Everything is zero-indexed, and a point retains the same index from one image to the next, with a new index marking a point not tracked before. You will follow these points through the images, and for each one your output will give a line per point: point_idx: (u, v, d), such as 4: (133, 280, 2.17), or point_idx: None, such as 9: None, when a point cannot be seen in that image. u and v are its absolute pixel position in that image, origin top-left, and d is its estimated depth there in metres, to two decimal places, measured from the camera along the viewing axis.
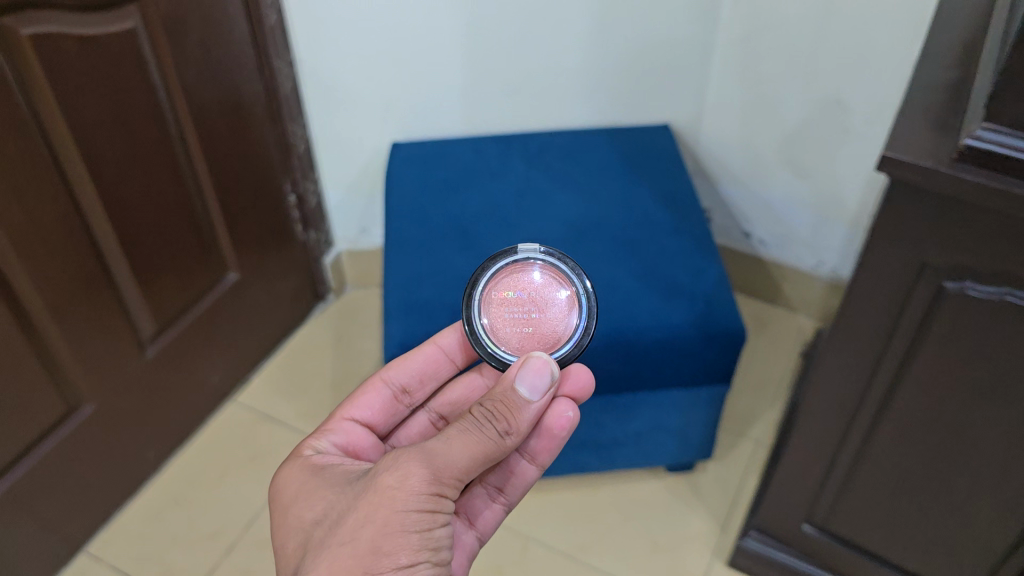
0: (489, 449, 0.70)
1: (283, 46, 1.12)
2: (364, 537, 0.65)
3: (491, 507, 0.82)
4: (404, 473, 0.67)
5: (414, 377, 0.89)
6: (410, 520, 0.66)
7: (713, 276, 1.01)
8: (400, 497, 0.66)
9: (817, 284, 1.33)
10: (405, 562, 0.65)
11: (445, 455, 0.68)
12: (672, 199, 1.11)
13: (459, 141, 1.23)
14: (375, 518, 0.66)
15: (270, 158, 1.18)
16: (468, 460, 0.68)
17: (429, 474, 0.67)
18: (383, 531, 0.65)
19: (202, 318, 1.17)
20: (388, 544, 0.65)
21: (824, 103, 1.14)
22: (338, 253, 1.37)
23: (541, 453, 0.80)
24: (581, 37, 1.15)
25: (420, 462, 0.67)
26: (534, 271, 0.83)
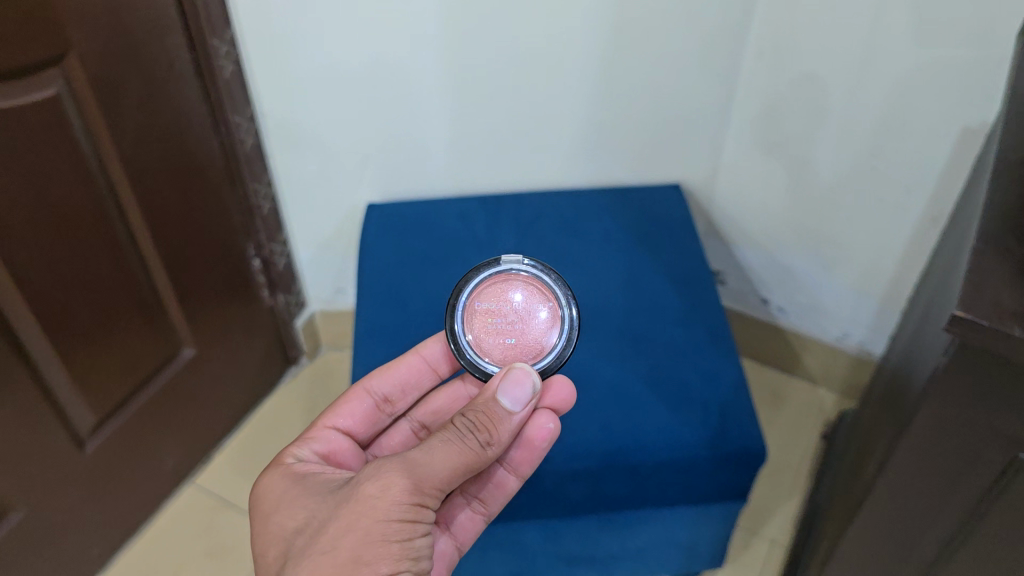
0: (470, 461, 0.64)
1: (244, 99, 0.99)
2: (345, 546, 0.59)
3: (471, 518, 0.76)
4: (385, 481, 0.61)
5: (396, 387, 0.80)
6: (391, 530, 0.60)
7: (728, 380, 0.87)
8: (381, 505, 0.60)
9: (840, 358, 1.19)
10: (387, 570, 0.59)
11: (426, 465, 0.62)
12: (682, 280, 0.98)
13: (445, 203, 1.09)
14: (354, 527, 0.60)
15: (229, 221, 1.04)
16: (450, 471, 0.63)
17: (410, 484, 0.61)
18: (363, 541, 0.59)
19: (152, 401, 1.04)
20: (369, 553, 0.59)
21: (858, 168, 1.00)
22: (311, 314, 1.25)
23: (523, 465, 0.74)
24: (582, 89, 1.01)
25: (400, 470, 0.62)
26: (517, 282, 0.78)
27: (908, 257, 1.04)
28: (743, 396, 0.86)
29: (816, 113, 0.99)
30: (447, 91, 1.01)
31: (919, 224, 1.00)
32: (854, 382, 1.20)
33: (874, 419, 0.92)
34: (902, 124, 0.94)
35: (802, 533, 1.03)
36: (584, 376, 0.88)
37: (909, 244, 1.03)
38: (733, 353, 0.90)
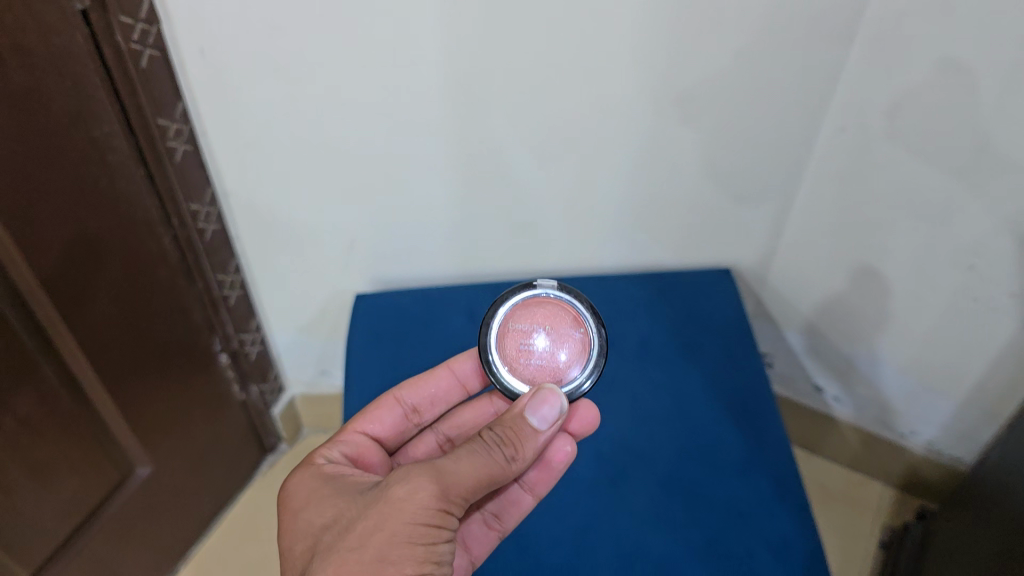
0: (500, 474, 0.56)
1: (200, 179, 0.80)
2: (370, 546, 0.51)
3: (483, 532, 0.68)
4: (413, 483, 0.53)
5: (427, 398, 0.72)
6: (417, 533, 0.52)
7: (804, 556, 0.71)
8: (408, 506, 0.52)
9: (903, 457, 1.04)
10: (409, 574, 0.51)
11: (455, 470, 0.54)
12: (738, 409, 0.81)
13: (452, 294, 0.91)
14: (379, 528, 0.52)
15: (189, 319, 0.87)
16: (480, 480, 0.55)
17: (440, 490, 0.53)
18: (387, 541, 0.51)
19: (99, 535, 0.87)
20: (394, 553, 0.51)
21: (952, 267, 0.81)
22: (291, 399, 1.10)
23: (540, 485, 0.69)
24: (617, 165, 0.83)
25: (427, 473, 0.54)
26: (549, 308, 0.70)
27: (997, 374, 0.86)
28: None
29: (902, 206, 0.81)
30: (451, 170, 0.82)
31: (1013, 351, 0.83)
32: (918, 482, 1.05)
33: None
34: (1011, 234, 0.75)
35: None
36: (625, 546, 0.72)
37: (994, 361, 0.85)
38: (807, 512, 0.74)
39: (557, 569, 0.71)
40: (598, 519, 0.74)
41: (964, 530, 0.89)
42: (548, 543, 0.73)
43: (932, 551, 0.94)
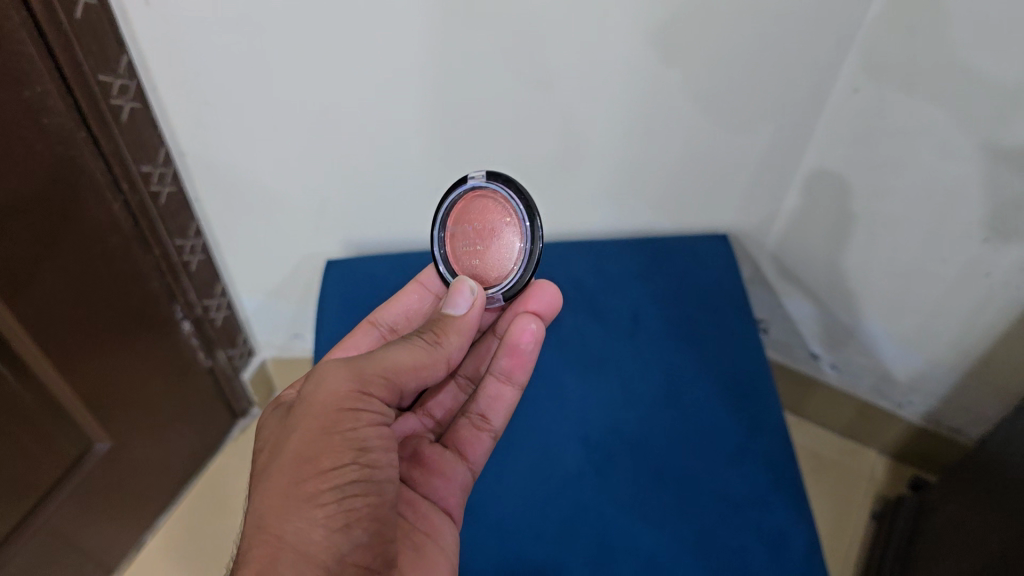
0: (422, 359, 0.54)
1: (153, 138, 0.73)
2: (288, 449, 0.48)
3: (475, 436, 0.64)
4: (322, 376, 0.50)
5: (402, 316, 0.70)
6: (329, 422, 0.48)
7: (799, 549, 0.67)
8: (319, 398, 0.49)
9: (899, 426, 1.02)
10: (330, 466, 0.47)
11: (367, 357, 0.52)
12: (731, 389, 0.77)
13: (431, 263, 0.86)
14: (296, 429, 0.49)
15: (148, 288, 0.81)
16: (401, 364, 0.53)
17: (351, 374, 0.50)
18: (303, 439, 0.48)
19: (61, 513, 0.82)
20: (311, 448, 0.48)
21: (961, 243, 0.75)
22: (262, 363, 1.06)
23: (514, 371, 0.65)
24: (612, 129, 0.76)
25: (338, 362, 0.51)
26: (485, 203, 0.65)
27: (1001, 355, 0.82)
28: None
29: (912, 179, 0.74)
30: (429, 132, 0.75)
31: (1015, 332, 0.78)
32: (914, 452, 1.04)
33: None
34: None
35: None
36: (611, 537, 0.68)
37: (1000, 341, 0.81)
38: (803, 502, 0.70)
39: (539, 563, 0.67)
40: (584, 510, 0.70)
41: (954, 506, 0.87)
42: (529, 535, 0.68)
43: (924, 524, 0.93)
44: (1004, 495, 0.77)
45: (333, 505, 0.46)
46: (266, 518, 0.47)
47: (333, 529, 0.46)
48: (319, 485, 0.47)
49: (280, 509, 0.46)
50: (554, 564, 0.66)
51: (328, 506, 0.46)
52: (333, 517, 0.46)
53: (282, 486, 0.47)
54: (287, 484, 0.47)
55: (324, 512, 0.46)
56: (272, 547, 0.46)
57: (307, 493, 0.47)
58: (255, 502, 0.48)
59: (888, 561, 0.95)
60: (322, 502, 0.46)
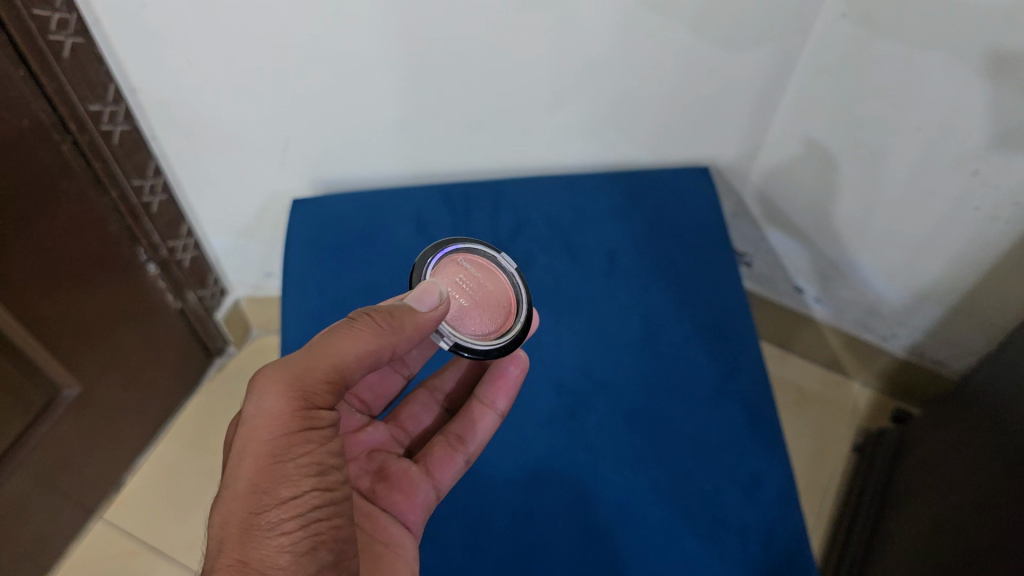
0: (366, 351, 0.48)
1: (100, 76, 0.69)
2: (240, 478, 0.45)
3: (444, 453, 0.62)
4: (262, 395, 0.46)
5: None
6: (282, 448, 0.45)
7: (774, 491, 0.66)
8: (267, 422, 0.45)
9: (885, 357, 1.01)
10: (288, 495, 0.44)
11: (305, 361, 0.47)
12: (709, 327, 0.75)
13: (401, 200, 0.83)
14: (242, 456, 0.45)
15: (106, 231, 0.80)
16: (346, 363, 0.48)
17: (296, 393, 0.46)
18: (255, 469, 0.45)
19: (36, 459, 0.82)
20: (267, 481, 0.44)
21: (951, 173, 0.72)
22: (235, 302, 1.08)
23: (500, 397, 0.64)
24: (587, 60, 0.73)
25: (275, 373, 0.46)
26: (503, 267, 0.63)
27: (985, 288, 0.80)
28: (797, 521, 0.65)
29: (902, 109, 0.71)
30: (392, 64, 0.71)
31: (1001, 266, 0.76)
32: (898, 383, 1.04)
33: (932, 560, 0.74)
34: (1017, 145, 0.65)
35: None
36: (584, 483, 0.67)
37: (985, 275, 0.79)
38: (779, 445, 0.69)
39: (509, 513, 0.65)
40: (556, 457, 0.68)
41: (931, 440, 0.87)
42: (500, 483, 0.67)
43: (902, 458, 0.93)
44: (979, 432, 0.76)
45: (298, 531, 0.44)
46: (225, 544, 0.43)
47: (300, 555, 0.44)
48: (280, 514, 0.44)
49: (239, 536, 0.44)
50: (525, 511, 0.65)
51: (292, 533, 0.44)
52: (298, 543, 0.44)
53: (239, 511, 0.44)
54: (245, 514, 0.44)
55: (289, 539, 0.44)
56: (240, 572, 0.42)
57: (267, 523, 0.44)
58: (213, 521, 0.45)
59: (867, 494, 0.96)
60: (285, 529, 0.44)
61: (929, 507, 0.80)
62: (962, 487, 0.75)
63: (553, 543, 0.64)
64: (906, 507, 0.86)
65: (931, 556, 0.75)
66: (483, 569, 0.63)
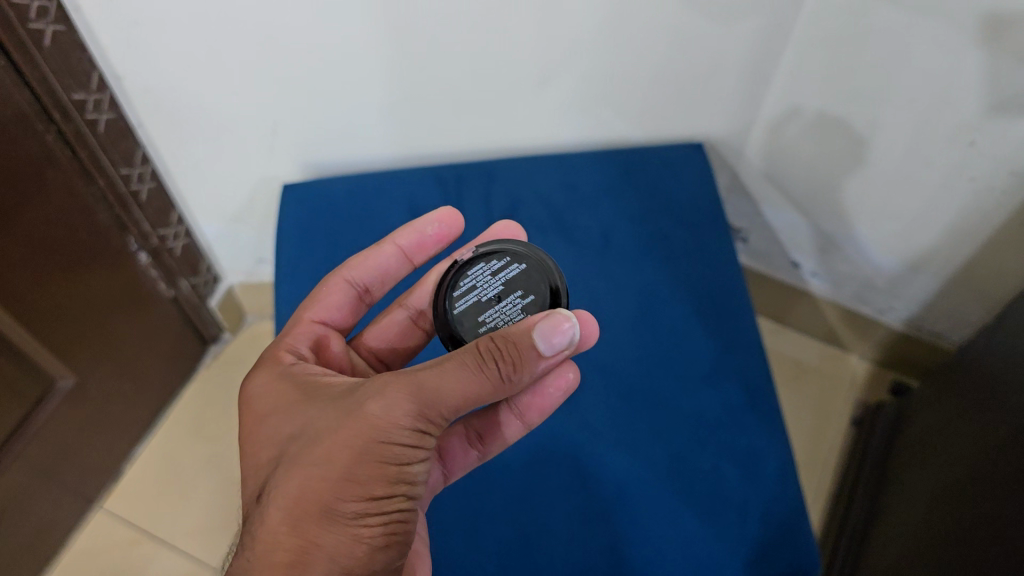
0: (485, 397, 0.47)
1: (82, 64, 0.68)
2: (336, 461, 0.45)
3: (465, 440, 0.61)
4: (389, 398, 0.46)
5: (376, 276, 0.63)
6: (390, 453, 0.46)
7: (774, 468, 0.66)
8: (382, 423, 0.45)
9: (882, 329, 1.01)
10: (381, 494, 0.46)
11: (437, 384, 0.46)
12: (707, 304, 0.75)
13: (391, 183, 0.83)
14: (349, 443, 0.45)
15: (95, 222, 0.79)
16: (469, 399, 0.47)
17: (418, 409, 0.46)
18: (358, 458, 0.45)
19: (32, 452, 0.81)
20: (365, 474, 0.45)
21: (948, 142, 0.71)
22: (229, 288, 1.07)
23: (531, 413, 0.60)
24: (575, 38, 0.72)
25: (403, 384, 0.46)
26: (498, 256, 0.61)
27: (982, 258, 0.80)
28: (796, 498, 0.65)
29: (897, 80, 0.70)
30: (376, 45, 0.70)
31: (999, 236, 0.76)
32: (895, 354, 1.04)
33: (932, 533, 0.74)
34: (1013, 112, 0.65)
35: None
36: (585, 465, 0.66)
37: (981, 245, 0.78)
38: (777, 422, 0.69)
39: (509, 496, 0.65)
40: (556, 439, 0.68)
41: (929, 413, 0.87)
42: (501, 466, 0.67)
43: (901, 430, 0.93)
44: (977, 405, 0.76)
45: (378, 528, 0.45)
46: (302, 521, 0.44)
47: (375, 548, 0.45)
48: (368, 508, 0.45)
49: (319, 516, 0.44)
50: (524, 494, 0.65)
51: (373, 528, 0.45)
52: (376, 538, 0.45)
53: (325, 491, 0.45)
54: (330, 498, 0.45)
55: (370, 532, 0.45)
56: None
57: (350, 512, 0.45)
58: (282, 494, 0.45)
59: (866, 467, 0.96)
60: (369, 522, 0.45)
61: (928, 480, 0.81)
62: (961, 461, 0.75)
63: (553, 525, 0.64)
64: (905, 480, 0.86)
65: (931, 528, 0.75)
66: (485, 552, 0.63)
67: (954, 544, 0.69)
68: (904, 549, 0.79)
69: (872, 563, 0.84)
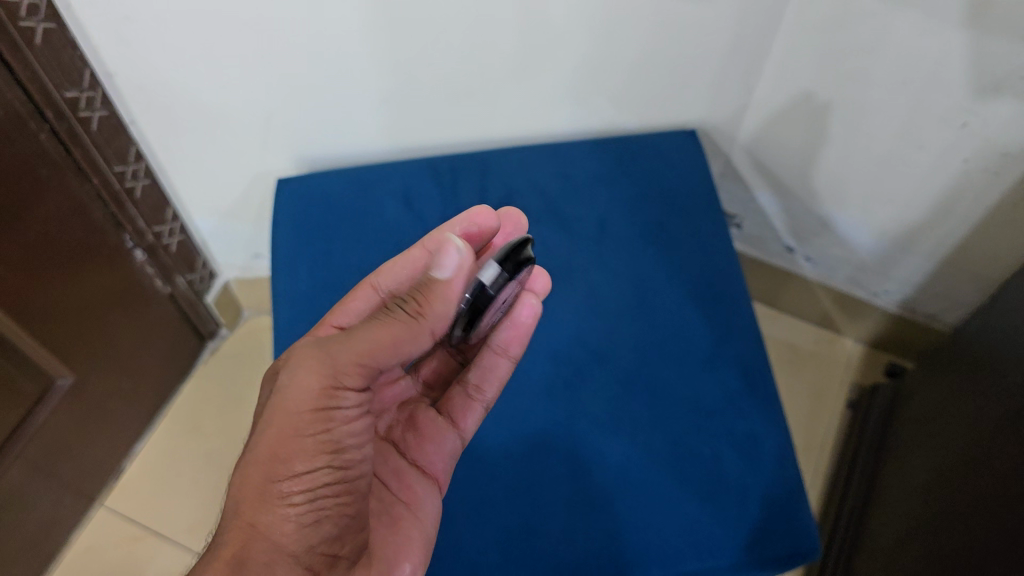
0: (400, 334, 0.49)
1: (74, 61, 0.68)
2: (263, 446, 0.46)
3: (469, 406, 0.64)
4: (294, 369, 0.47)
5: (405, 285, 0.62)
6: (304, 425, 0.46)
7: (772, 451, 0.67)
8: (293, 396, 0.46)
9: (877, 311, 1.02)
10: (302, 470, 0.46)
11: (343, 344, 0.47)
12: (703, 289, 0.75)
13: (386, 177, 0.83)
14: (270, 424, 0.47)
15: (90, 220, 0.79)
16: (381, 341, 0.48)
17: (328, 371, 0.46)
18: (274, 439, 0.46)
19: (32, 451, 0.81)
20: (284, 450, 0.46)
21: (941, 125, 0.71)
22: (225, 284, 1.07)
23: (512, 344, 0.65)
24: (570, 28, 0.72)
25: (316, 349, 0.47)
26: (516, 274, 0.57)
27: (974, 241, 0.80)
28: (793, 481, 0.66)
29: (886, 62, 0.70)
30: (370, 37, 0.70)
31: (993, 218, 0.76)
32: (889, 334, 1.05)
33: (929, 513, 0.75)
34: (1003, 93, 0.65)
35: (822, 556, 0.92)
36: (585, 453, 0.67)
37: (975, 227, 0.79)
38: (775, 407, 0.70)
39: (509, 485, 0.65)
40: (556, 427, 0.68)
41: (924, 395, 0.88)
42: (501, 455, 0.67)
43: (898, 411, 0.93)
44: (971, 386, 0.77)
45: (305, 505, 0.46)
46: (240, 506, 0.46)
47: (305, 526, 0.46)
48: (292, 487, 0.46)
49: (256, 499, 0.46)
50: (525, 482, 0.65)
51: (300, 505, 0.46)
52: (303, 514, 0.46)
53: (257, 476, 0.46)
54: (262, 483, 0.46)
55: (295, 511, 0.45)
56: (242, 534, 0.45)
57: (279, 492, 0.46)
58: (237, 476, 0.47)
59: (864, 448, 0.97)
60: (294, 501, 0.46)
61: (924, 460, 0.81)
62: (957, 440, 0.76)
63: (553, 513, 0.64)
64: (901, 460, 0.87)
65: (929, 509, 0.76)
66: (487, 540, 0.63)
67: (951, 523, 0.70)
68: (901, 529, 0.79)
69: (871, 543, 0.85)
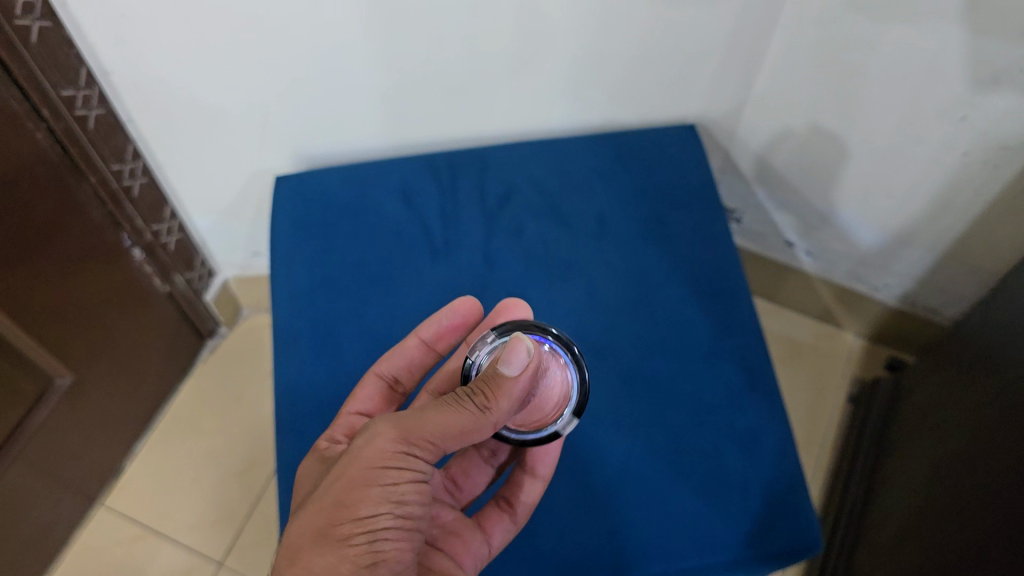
0: (467, 426, 0.49)
1: (69, 59, 0.68)
2: (329, 494, 0.47)
3: (523, 481, 0.61)
4: (371, 433, 0.49)
5: (404, 368, 0.63)
6: (372, 477, 0.47)
7: (774, 447, 0.67)
8: (365, 451, 0.48)
9: (877, 305, 1.02)
10: (364, 514, 0.46)
11: (416, 417, 0.50)
12: (703, 285, 0.75)
13: (385, 174, 0.82)
14: (339, 476, 0.48)
15: (88, 218, 0.78)
16: (448, 429, 0.49)
17: (402, 431, 0.49)
18: (341, 487, 0.47)
19: (31, 451, 0.81)
20: (349, 495, 0.47)
21: (940, 118, 0.71)
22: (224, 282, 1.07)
23: None
24: (567, 22, 0.72)
25: (390, 420, 0.50)
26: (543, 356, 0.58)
27: (974, 234, 0.80)
28: (795, 476, 0.66)
29: (885, 56, 0.69)
30: (366, 33, 0.70)
31: (993, 211, 0.76)
32: (890, 329, 1.04)
33: (931, 508, 0.75)
34: (1003, 85, 0.65)
35: (823, 551, 0.91)
36: (587, 451, 0.66)
37: (975, 220, 0.78)
38: (776, 402, 0.69)
39: None
40: None
41: (925, 389, 0.87)
42: None
43: (899, 405, 0.93)
44: (973, 379, 0.77)
45: (363, 545, 0.46)
46: (297, 551, 0.46)
47: (362, 567, 0.45)
48: (353, 528, 0.46)
49: (313, 539, 0.46)
50: None
51: (358, 546, 0.45)
52: (361, 555, 0.45)
53: (319, 521, 0.47)
54: (322, 524, 0.46)
55: (354, 551, 0.45)
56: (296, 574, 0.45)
57: (340, 534, 0.46)
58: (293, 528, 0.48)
59: (865, 442, 0.96)
60: (353, 542, 0.46)
61: (925, 454, 0.81)
62: (958, 434, 0.76)
63: (555, 511, 0.64)
64: (903, 455, 0.87)
65: (930, 504, 0.76)
66: None
67: (953, 517, 0.70)
68: (903, 523, 0.79)
69: (873, 538, 0.85)
